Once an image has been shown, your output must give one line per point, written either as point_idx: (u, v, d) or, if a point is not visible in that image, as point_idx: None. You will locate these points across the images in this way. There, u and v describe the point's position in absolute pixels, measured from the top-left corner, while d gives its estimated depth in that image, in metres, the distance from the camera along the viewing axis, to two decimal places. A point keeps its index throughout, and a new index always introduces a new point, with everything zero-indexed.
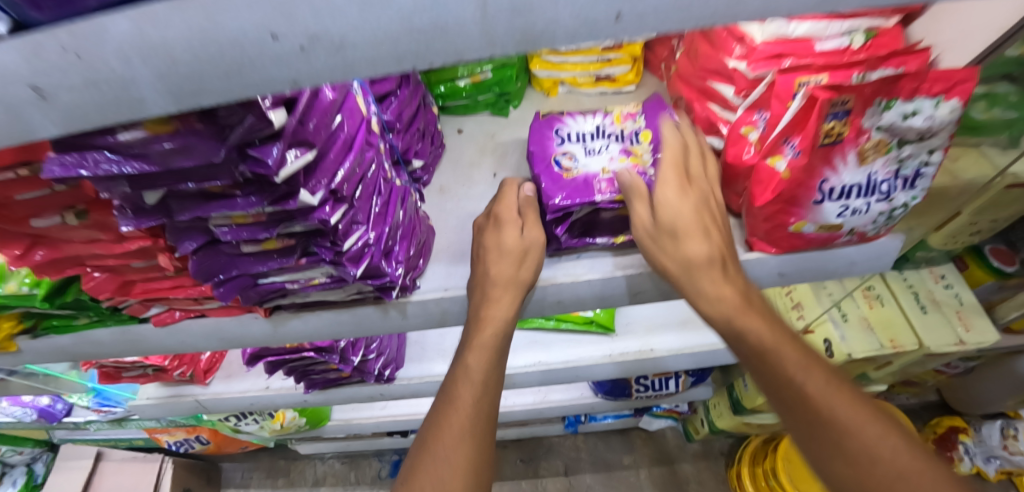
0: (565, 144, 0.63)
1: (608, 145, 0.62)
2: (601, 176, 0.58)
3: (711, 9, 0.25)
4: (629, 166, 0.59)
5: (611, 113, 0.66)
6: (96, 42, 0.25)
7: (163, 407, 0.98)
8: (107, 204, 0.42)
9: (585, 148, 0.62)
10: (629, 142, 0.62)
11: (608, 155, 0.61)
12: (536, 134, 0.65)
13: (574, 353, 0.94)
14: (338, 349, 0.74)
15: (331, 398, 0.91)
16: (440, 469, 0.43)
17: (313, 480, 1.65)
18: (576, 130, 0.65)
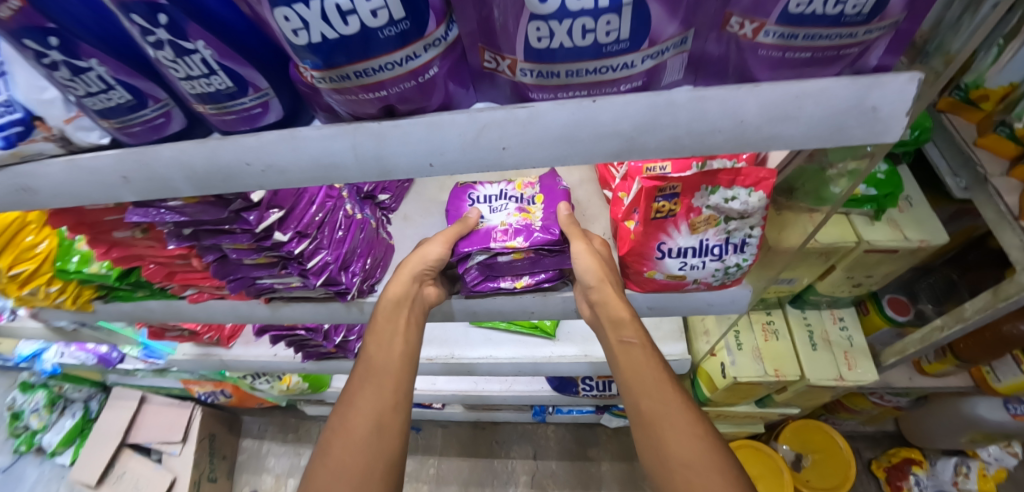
0: (475, 204, 0.86)
1: (508, 204, 0.85)
2: (498, 228, 0.80)
3: (484, 161, 0.44)
4: (521, 220, 0.80)
5: (515, 182, 0.90)
6: (156, 160, 0.48)
7: (195, 362, 1.24)
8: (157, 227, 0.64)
9: (490, 206, 0.84)
10: (524, 203, 0.85)
11: (506, 212, 0.83)
12: (455, 199, 0.88)
13: (520, 353, 1.12)
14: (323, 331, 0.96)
15: (324, 368, 1.14)
16: (360, 393, 0.63)
17: (318, 438, 1.92)
18: (484, 194, 0.88)
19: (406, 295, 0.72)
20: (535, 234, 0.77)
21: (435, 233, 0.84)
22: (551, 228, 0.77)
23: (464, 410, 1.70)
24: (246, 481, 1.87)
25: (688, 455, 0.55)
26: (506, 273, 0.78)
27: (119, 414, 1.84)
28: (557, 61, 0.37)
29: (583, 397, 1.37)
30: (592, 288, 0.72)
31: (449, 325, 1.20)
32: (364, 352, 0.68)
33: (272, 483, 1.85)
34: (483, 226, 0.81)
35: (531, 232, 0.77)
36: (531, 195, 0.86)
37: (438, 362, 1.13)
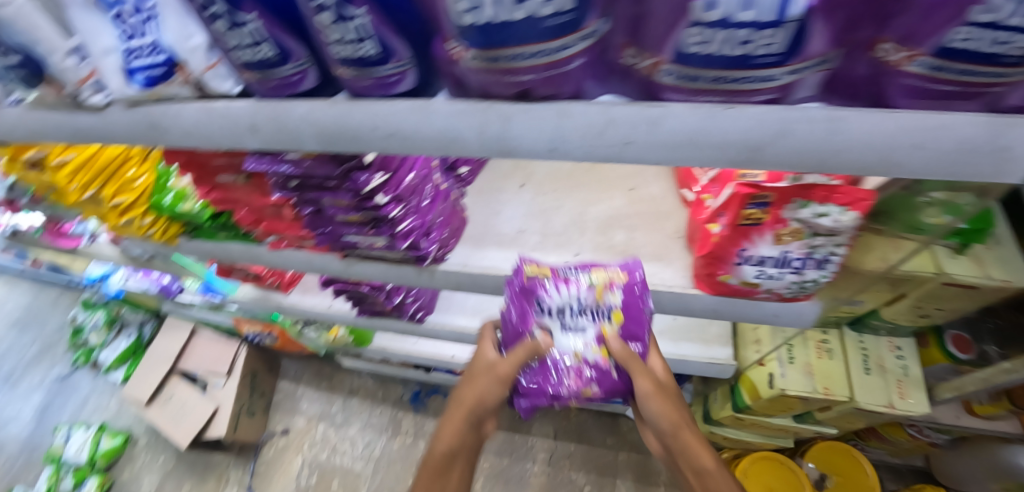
0: (542, 315, 0.74)
1: (584, 322, 0.73)
2: (570, 362, 0.71)
3: (605, 152, 0.46)
4: (598, 360, 0.71)
5: (594, 282, 0.74)
6: (289, 113, 0.50)
7: (254, 303, 1.31)
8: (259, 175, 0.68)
9: (562, 323, 0.73)
10: (601, 322, 0.73)
11: (582, 336, 0.72)
12: (520, 295, 0.75)
13: None
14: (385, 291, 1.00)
15: (378, 324, 1.20)
16: None
17: (349, 389, 2.01)
18: (553, 304, 0.74)
19: (460, 435, 0.73)
20: (608, 384, 0.71)
21: (505, 337, 0.75)
22: (620, 375, 0.71)
23: None
24: (279, 419, 1.98)
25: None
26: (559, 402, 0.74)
27: (171, 341, 1.97)
28: (703, 65, 0.37)
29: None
30: (669, 435, 0.71)
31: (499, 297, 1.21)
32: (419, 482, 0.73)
33: (303, 424, 1.96)
34: (551, 352, 0.72)
35: (607, 379, 0.70)
36: (607, 309, 0.73)
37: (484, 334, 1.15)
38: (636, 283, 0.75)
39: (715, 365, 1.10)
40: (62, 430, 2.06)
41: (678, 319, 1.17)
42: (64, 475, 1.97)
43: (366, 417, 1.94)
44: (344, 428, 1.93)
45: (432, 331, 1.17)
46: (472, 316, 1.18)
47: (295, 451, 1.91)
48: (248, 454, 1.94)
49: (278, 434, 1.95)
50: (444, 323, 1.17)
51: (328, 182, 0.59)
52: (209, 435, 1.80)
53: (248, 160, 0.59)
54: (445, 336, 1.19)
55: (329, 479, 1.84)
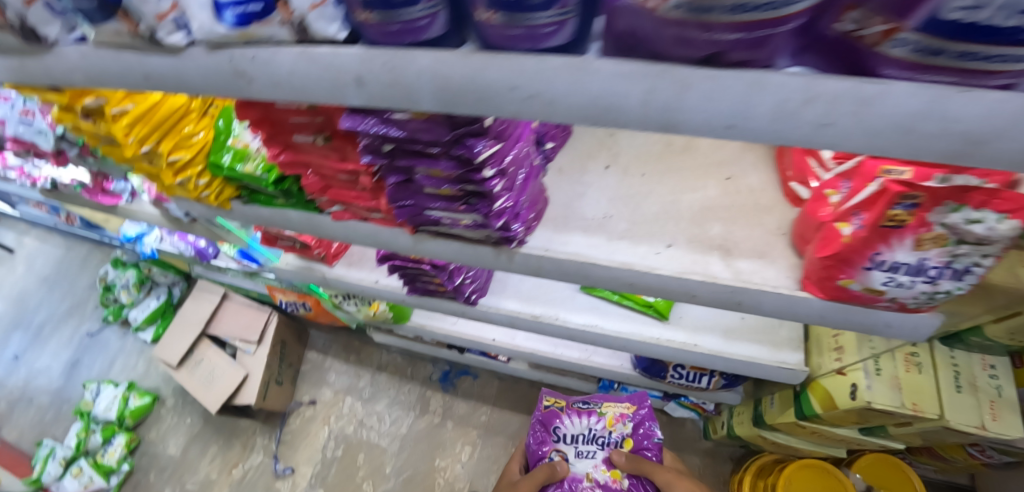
0: (561, 442, 1.32)
1: (594, 451, 1.29)
2: (586, 481, 1.26)
3: (790, 133, 0.39)
4: (608, 477, 1.26)
5: (605, 417, 1.31)
6: (407, 65, 0.42)
7: (297, 273, 1.26)
8: (343, 135, 0.60)
9: (576, 452, 1.30)
10: (608, 448, 1.30)
11: (593, 460, 1.28)
12: (548, 430, 1.34)
13: (629, 332, 1.08)
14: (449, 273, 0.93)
15: (427, 303, 1.14)
16: None
17: (378, 364, 1.97)
18: (570, 432, 1.32)
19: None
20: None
21: None
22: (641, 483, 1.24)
23: (528, 369, 1.70)
24: (306, 390, 1.96)
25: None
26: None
27: (202, 305, 1.95)
28: (952, 37, 0.30)
29: (667, 382, 1.34)
30: None
31: (558, 282, 1.14)
32: None
33: (330, 396, 1.94)
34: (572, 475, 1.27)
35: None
36: (619, 436, 1.30)
37: (541, 321, 1.08)
38: (637, 417, 1.31)
39: (784, 369, 1.05)
40: (91, 385, 2.06)
41: (748, 318, 1.10)
42: (94, 429, 1.98)
43: (394, 393, 1.91)
44: (372, 403, 1.90)
45: (486, 315, 1.11)
46: (528, 302, 1.11)
47: (321, 422, 1.89)
48: (274, 422, 1.93)
49: (305, 404, 1.93)
50: (499, 307, 1.10)
51: (429, 147, 0.51)
52: (239, 401, 1.79)
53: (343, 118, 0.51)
54: (497, 321, 1.13)
55: (355, 453, 1.82)
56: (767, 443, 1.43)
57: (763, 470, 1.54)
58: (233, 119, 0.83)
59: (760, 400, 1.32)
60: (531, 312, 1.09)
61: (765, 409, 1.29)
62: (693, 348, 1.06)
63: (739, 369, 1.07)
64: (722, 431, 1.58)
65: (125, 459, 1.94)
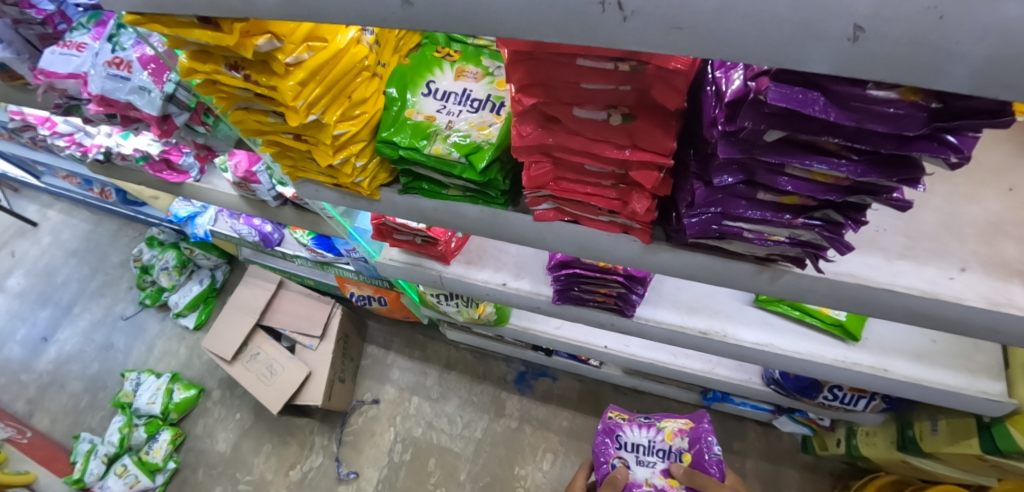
0: (621, 450, 1.03)
1: (656, 461, 1.00)
2: (642, 487, 0.97)
3: None
4: (665, 485, 0.96)
5: (663, 429, 1.03)
6: (976, 13, 0.24)
7: (404, 271, 1.08)
8: (657, 108, 0.43)
9: (637, 459, 1.01)
10: (671, 461, 1.00)
11: (651, 470, 0.99)
12: (606, 438, 1.05)
13: (809, 352, 0.89)
14: (641, 295, 0.83)
15: (566, 313, 0.99)
16: None
17: (446, 362, 1.82)
18: (631, 441, 1.04)
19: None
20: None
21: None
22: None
23: (621, 375, 1.55)
24: (368, 388, 1.82)
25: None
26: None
27: (256, 293, 1.78)
28: None
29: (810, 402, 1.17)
30: None
31: (721, 292, 0.98)
32: None
33: (395, 395, 1.79)
34: (630, 481, 0.98)
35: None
36: (679, 451, 1.01)
37: (705, 337, 0.92)
38: (700, 435, 1.01)
39: (988, 401, 0.83)
40: (131, 375, 1.96)
41: (941, 343, 0.90)
42: (137, 424, 1.86)
43: (464, 394, 1.76)
44: (441, 404, 1.75)
45: (640, 329, 0.95)
46: (690, 313, 0.95)
47: (387, 422, 1.75)
48: (334, 421, 1.79)
49: (368, 403, 1.79)
50: (658, 319, 0.94)
51: (850, 144, 0.36)
52: (300, 400, 1.64)
53: (765, 89, 0.33)
54: (648, 334, 0.96)
55: (424, 457, 1.69)
56: (898, 466, 1.30)
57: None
58: (408, 86, 0.65)
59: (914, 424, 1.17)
60: (695, 326, 0.93)
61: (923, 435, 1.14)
62: (884, 373, 0.86)
63: (936, 400, 0.86)
64: (837, 448, 1.44)
65: (170, 456, 1.84)
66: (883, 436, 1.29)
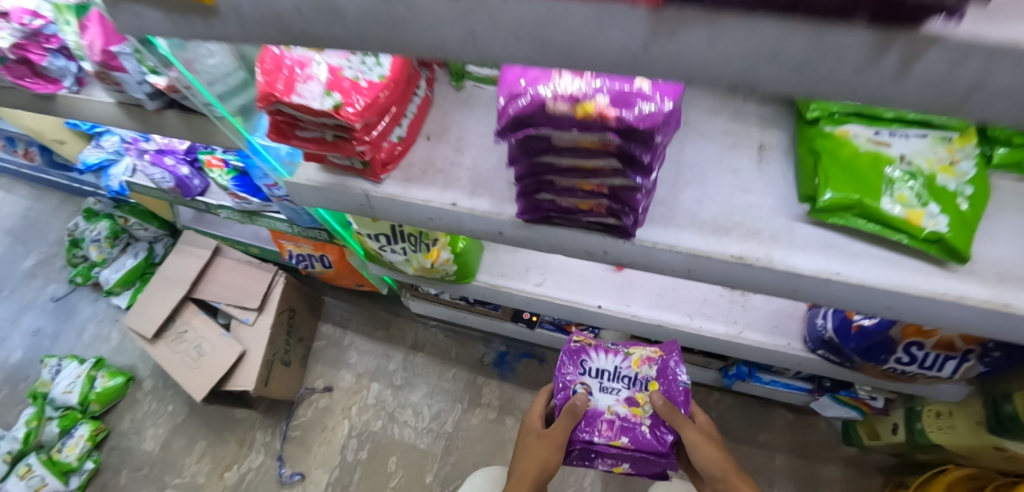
0: (585, 376, 0.87)
1: (620, 389, 0.85)
2: (604, 416, 0.83)
3: None
4: (630, 414, 0.83)
5: (630, 357, 0.88)
6: None
7: (324, 194, 0.80)
8: None
9: (600, 386, 0.86)
10: (637, 390, 0.85)
11: (615, 397, 0.85)
12: (569, 364, 0.89)
13: (893, 281, 0.59)
14: (647, 158, 0.54)
15: (540, 240, 0.69)
16: None
17: (413, 343, 1.51)
18: (597, 366, 0.88)
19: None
20: (643, 441, 0.80)
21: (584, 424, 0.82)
22: (663, 430, 0.81)
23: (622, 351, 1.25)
24: (321, 373, 1.52)
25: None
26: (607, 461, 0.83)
27: (187, 262, 1.50)
28: None
29: (875, 373, 0.85)
30: None
31: (760, 206, 0.67)
32: None
33: (352, 382, 1.49)
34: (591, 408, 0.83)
35: (641, 434, 0.80)
36: (646, 380, 0.86)
37: (740, 264, 0.62)
38: (670, 363, 0.87)
39: None
40: (50, 362, 1.67)
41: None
42: (50, 418, 1.58)
43: (434, 380, 1.45)
44: (405, 392, 1.45)
45: (646, 260, 0.66)
46: (717, 235, 0.64)
47: (341, 414, 1.46)
48: (279, 413, 1.50)
49: (319, 392, 1.49)
50: (671, 242, 0.64)
51: None
52: (230, 387, 1.34)
53: None
54: (656, 266, 0.66)
55: (384, 456, 1.39)
56: (985, 458, 0.96)
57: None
58: None
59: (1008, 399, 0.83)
60: (724, 251, 0.63)
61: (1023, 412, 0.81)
62: (1012, 311, 0.56)
63: None
64: (897, 437, 1.12)
65: (88, 455, 1.55)
66: (964, 417, 0.96)
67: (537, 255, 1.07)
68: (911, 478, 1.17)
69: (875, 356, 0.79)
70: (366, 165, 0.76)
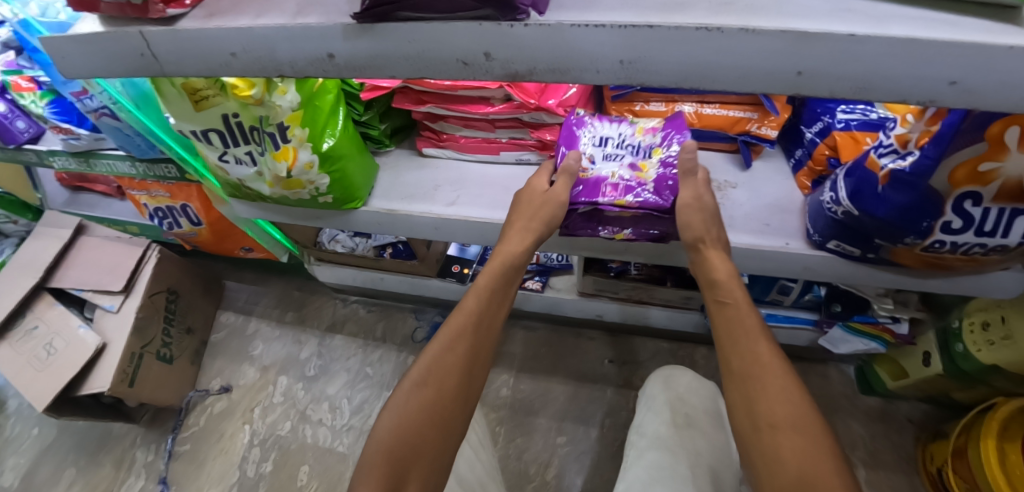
0: (585, 142, 0.70)
1: (623, 156, 0.69)
2: (609, 180, 0.66)
3: None
4: (635, 177, 0.67)
5: (634, 125, 0.72)
6: None
7: (95, 49, 0.54)
8: None
9: (603, 153, 0.69)
10: (642, 157, 0.69)
11: (619, 162, 0.68)
12: (568, 132, 0.71)
13: (951, 35, 0.37)
14: None
15: (392, 56, 0.45)
16: (444, 362, 0.55)
17: (329, 323, 1.30)
18: (600, 131, 0.71)
19: (498, 267, 0.63)
20: (648, 201, 0.64)
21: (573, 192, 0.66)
22: (672, 191, 0.65)
23: (578, 300, 1.01)
24: (219, 371, 1.26)
25: (776, 415, 0.47)
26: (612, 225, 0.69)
27: (44, 245, 1.13)
28: None
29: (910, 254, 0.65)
30: (721, 297, 0.59)
31: None
32: (474, 287, 0.62)
33: (255, 378, 1.23)
34: (590, 174, 0.67)
35: (646, 195, 0.64)
36: (652, 147, 0.69)
37: (702, 34, 0.38)
38: (679, 127, 0.70)
39: None
40: None
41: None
42: None
43: (355, 364, 1.22)
44: (321, 384, 1.20)
45: (551, 58, 0.41)
46: (662, 12, 0.40)
47: (241, 418, 1.18)
48: (165, 424, 1.21)
49: (214, 394, 1.22)
50: (586, 17, 0.39)
51: None
52: (84, 391, 1.03)
53: None
54: (569, 70, 0.42)
55: (293, 465, 1.10)
56: None
57: (1009, 428, 0.91)
58: None
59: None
60: (674, 20, 0.38)
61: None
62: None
63: None
64: (931, 369, 0.95)
65: None
66: (1002, 327, 0.81)
67: (449, 169, 0.80)
68: (951, 427, 1.03)
69: (914, 216, 0.57)
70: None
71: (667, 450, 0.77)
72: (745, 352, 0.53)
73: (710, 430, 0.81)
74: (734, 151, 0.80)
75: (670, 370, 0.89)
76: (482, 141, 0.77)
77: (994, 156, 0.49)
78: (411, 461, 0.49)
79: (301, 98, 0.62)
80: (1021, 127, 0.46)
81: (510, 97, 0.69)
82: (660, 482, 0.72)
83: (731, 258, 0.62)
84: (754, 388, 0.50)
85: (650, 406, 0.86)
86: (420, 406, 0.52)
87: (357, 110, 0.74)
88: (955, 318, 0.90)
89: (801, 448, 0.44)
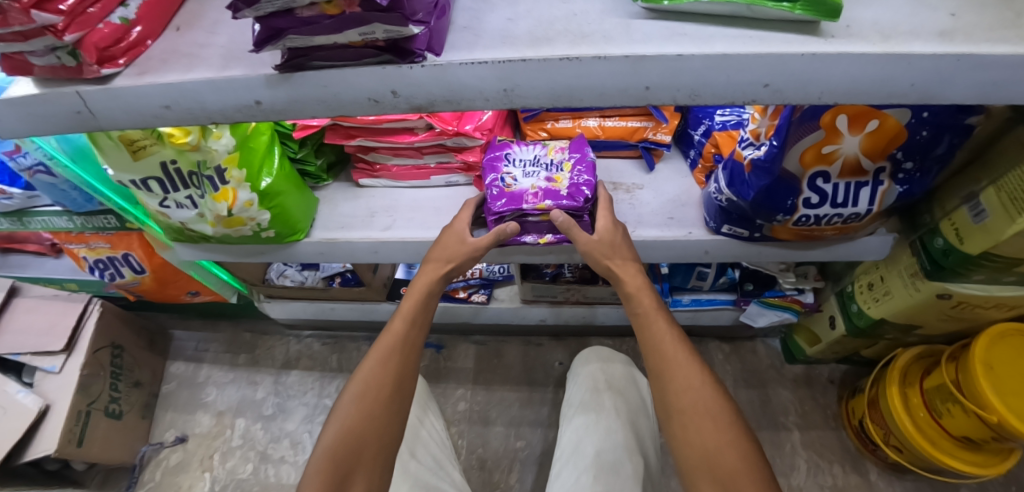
0: (508, 163, 0.78)
1: (541, 171, 0.78)
2: (530, 191, 0.75)
3: None
4: (552, 186, 0.75)
5: (546, 146, 0.82)
6: None
7: (30, 110, 0.57)
8: None
9: (523, 170, 0.78)
10: (555, 171, 0.78)
11: (537, 176, 0.77)
12: (489, 160, 0.79)
13: (758, 49, 0.47)
14: None
15: (311, 99, 0.52)
16: (375, 376, 0.60)
17: (283, 361, 1.30)
18: (519, 153, 0.80)
19: (424, 288, 0.70)
20: (564, 203, 0.73)
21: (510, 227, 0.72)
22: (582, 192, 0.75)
23: (521, 307, 1.09)
24: (171, 423, 1.24)
25: (684, 402, 0.58)
26: (533, 232, 0.77)
27: None
28: None
29: (790, 230, 0.76)
30: (634, 303, 0.68)
31: (585, 12, 0.53)
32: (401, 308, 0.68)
33: (210, 425, 1.22)
34: (512, 188, 0.75)
35: (562, 198, 0.74)
36: (563, 162, 0.79)
37: (564, 63, 0.47)
38: (582, 143, 0.80)
39: None
40: None
41: (964, 16, 0.50)
42: None
43: (312, 398, 1.24)
44: (279, 422, 1.21)
45: (446, 92, 0.50)
46: (535, 46, 0.48)
47: (198, 468, 1.17)
48: (117, 483, 1.18)
49: (169, 446, 1.20)
50: (470, 55, 0.48)
51: None
52: (28, 458, 0.99)
53: None
54: (462, 99, 0.50)
55: None
56: (932, 320, 0.93)
57: (908, 373, 1.04)
58: None
59: (937, 230, 0.78)
60: (543, 53, 0.47)
61: (964, 234, 0.73)
62: (892, 58, 0.46)
63: (992, 91, 0.48)
64: (836, 331, 1.07)
65: None
66: (882, 284, 0.94)
67: (383, 197, 0.87)
68: (864, 382, 1.15)
69: (779, 197, 0.69)
70: (77, 57, 0.53)
71: (592, 410, 0.88)
72: (660, 352, 0.63)
73: (624, 390, 0.92)
74: (637, 156, 0.90)
75: (608, 357, 0.98)
76: (413, 167, 0.84)
77: (832, 140, 0.62)
78: (354, 466, 0.55)
79: (236, 142, 0.67)
80: (846, 115, 0.59)
81: (431, 125, 0.77)
82: (588, 436, 0.84)
83: (640, 266, 0.71)
84: (672, 389, 0.60)
85: (576, 380, 0.98)
86: (360, 414, 0.58)
87: (292, 149, 0.79)
88: (848, 282, 1.03)
89: (707, 429, 0.56)
